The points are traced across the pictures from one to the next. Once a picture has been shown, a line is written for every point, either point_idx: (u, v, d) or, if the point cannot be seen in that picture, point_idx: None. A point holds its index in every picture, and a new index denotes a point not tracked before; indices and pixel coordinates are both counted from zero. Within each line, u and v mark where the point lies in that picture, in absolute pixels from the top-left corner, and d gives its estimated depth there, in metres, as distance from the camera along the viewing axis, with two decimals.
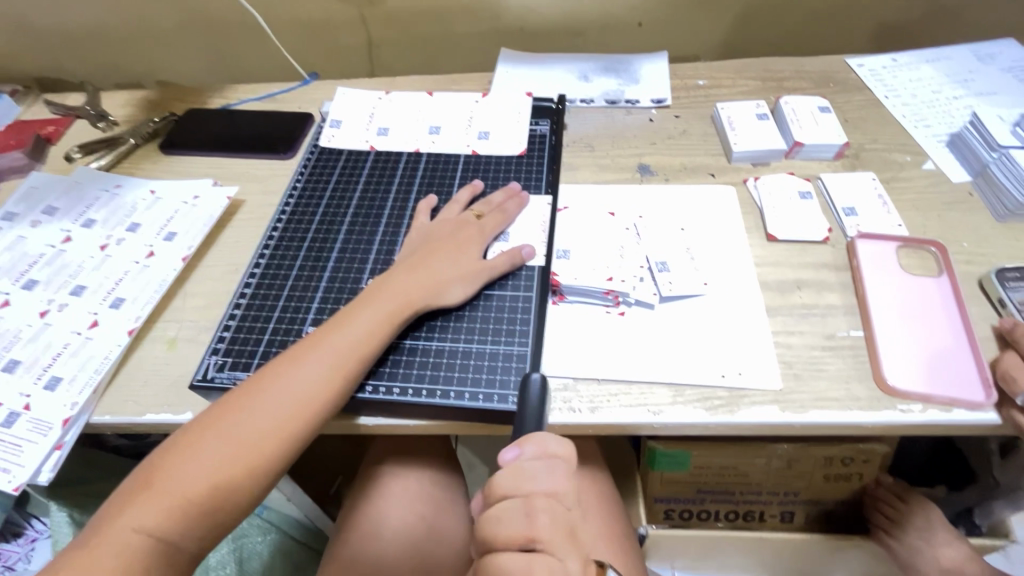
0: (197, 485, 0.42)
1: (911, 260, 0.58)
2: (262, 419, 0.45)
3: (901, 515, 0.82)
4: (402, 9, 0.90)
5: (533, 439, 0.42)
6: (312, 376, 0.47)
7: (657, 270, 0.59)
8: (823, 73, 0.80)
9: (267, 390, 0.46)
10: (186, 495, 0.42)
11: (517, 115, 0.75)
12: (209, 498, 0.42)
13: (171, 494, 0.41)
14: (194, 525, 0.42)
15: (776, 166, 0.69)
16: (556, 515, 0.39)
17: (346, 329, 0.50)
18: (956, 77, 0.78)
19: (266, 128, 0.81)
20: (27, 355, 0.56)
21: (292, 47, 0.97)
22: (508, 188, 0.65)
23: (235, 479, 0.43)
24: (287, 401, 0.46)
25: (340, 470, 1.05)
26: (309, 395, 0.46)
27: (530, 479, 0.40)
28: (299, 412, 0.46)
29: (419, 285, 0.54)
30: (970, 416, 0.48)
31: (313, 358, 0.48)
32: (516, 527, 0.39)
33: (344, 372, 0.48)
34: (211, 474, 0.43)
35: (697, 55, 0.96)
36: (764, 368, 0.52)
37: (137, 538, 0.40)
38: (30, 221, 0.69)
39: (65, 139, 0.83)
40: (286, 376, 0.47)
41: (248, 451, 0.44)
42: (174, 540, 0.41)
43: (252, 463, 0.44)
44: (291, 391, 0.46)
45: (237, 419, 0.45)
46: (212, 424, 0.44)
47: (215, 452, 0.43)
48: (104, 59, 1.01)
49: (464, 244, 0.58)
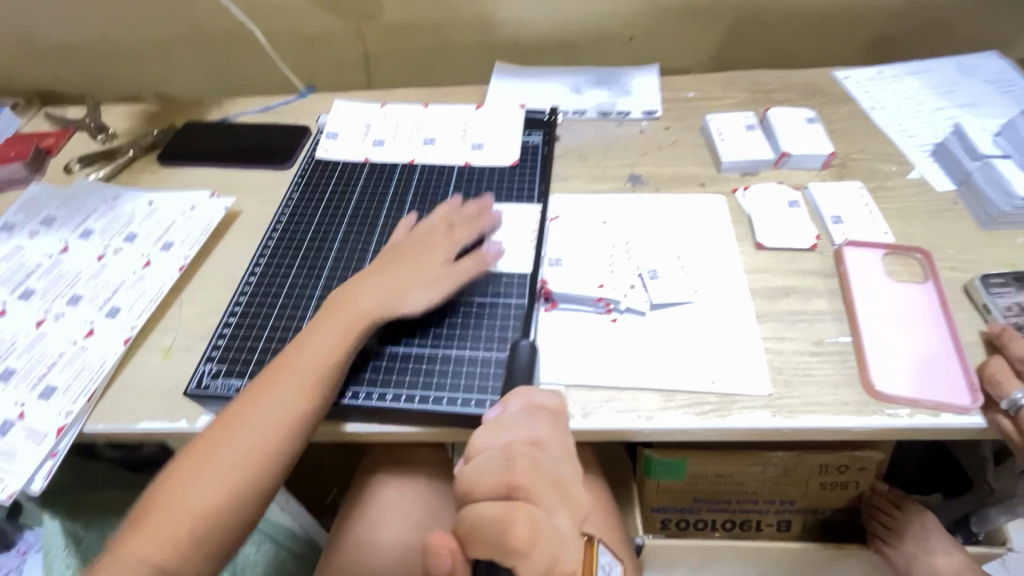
0: (189, 517, 0.44)
1: (898, 267, 0.59)
2: (240, 446, 0.46)
3: (898, 523, 0.83)
4: (399, 23, 0.92)
5: (516, 396, 0.41)
6: (281, 400, 0.48)
7: (648, 278, 0.59)
8: (810, 85, 0.82)
9: (241, 420, 0.48)
10: (179, 527, 0.44)
11: (511, 126, 0.76)
12: (203, 526, 0.44)
13: (166, 526, 0.44)
14: (191, 554, 0.44)
15: (764, 176, 0.70)
16: (540, 464, 0.34)
17: (308, 350, 0.50)
18: (940, 89, 0.80)
19: (264, 140, 0.82)
20: (23, 364, 0.57)
21: (291, 61, 0.99)
22: (479, 201, 0.63)
23: (225, 505, 0.45)
24: (262, 426, 0.47)
25: (336, 481, 1.05)
26: (280, 419, 0.48)
27: (509, 428, 0.37)
28: (273, 433, 0.47)
29: (379, 298, 0.54)
30: (957, 420, 0.49)
31: (281, 382, 0.49)
32: (494, 478, 0.34)
33: (309, 391, 0.49)
34: (202, 504, 0.45)
35: (687, 68, 0.98)
36: (753, 373, 0.53)
37: (136, 571, 0.42)
38: (28, 232, 0.70)
39: (64, 150, 0.84)
40: (256, 404, 0.48)
41: (231, 478, 0.46)
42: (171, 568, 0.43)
43: (237, 488, 0.46)
44: (262, 417, 0.47)
45: (215, 449, 0.46)
46: (193, 458, 0.46)
47: (202, 483, 0.45)
48: (106, 74, 1.03)
49: (428, 252, 0.58)
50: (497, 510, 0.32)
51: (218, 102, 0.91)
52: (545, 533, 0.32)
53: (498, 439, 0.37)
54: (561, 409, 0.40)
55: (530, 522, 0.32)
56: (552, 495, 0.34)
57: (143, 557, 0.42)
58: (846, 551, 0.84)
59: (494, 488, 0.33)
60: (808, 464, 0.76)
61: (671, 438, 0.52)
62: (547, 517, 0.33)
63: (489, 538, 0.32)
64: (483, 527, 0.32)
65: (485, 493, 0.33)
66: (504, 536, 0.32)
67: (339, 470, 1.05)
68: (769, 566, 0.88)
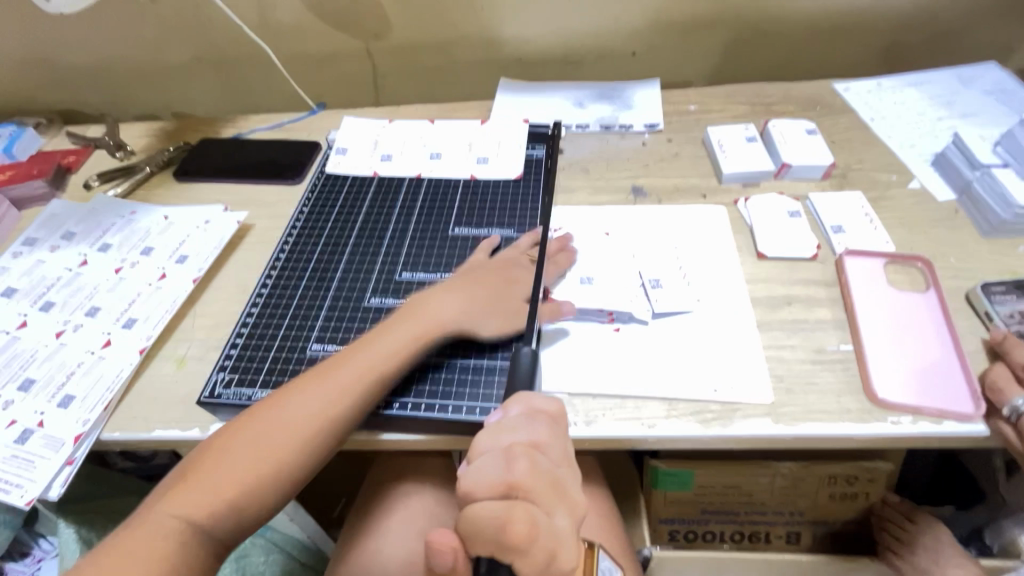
0: (227, 483, 0.43)
1: (899, 276, 0.60)
2: (288, 422, 0.47)
3: (910, 535, 0.82)
4: (406, 42, 0.95)
5: (518, 399, 0.40)
6: (337, 384, 0.49)
7: (650, 287, 0.60)
8: (811, 97, 0.83)
9: (294, 394, 0.48)
10: (218, 491, 0.43)
11: (515, 140, 0.78)
12: (238, 496, 0.44)
13: (207, 489, 0.43)
14: (223, 519, 0.43)
15: (765, 187, 0.71)
16: (538, 465, 0.35)
17: (375, 341, 0.52)
18: (940, 100, 0.80)
19: (275, 156, 0.84)
20: (42, 374, 0.58)
21: (302, 79, 1.02)
22: (561, 238, 0.64)
23: (261, 477, 0.45)
24: (309, 408, 0.47)
25: (344, 492, 1.05)
26: (334, 402, 0.48)
27: (509, 431, 0.37)
28: (322, 417, 0.47)
29: (453, 312, 0.55)
30: (960, 428, 0.49)
31: (339, 369, 0.50)
32: (493, 479, 0.34)
33: (369, 385, 0.50)
34: (241, 472, 0.44)
35: (689, 81, 0.99)
36: (755, 381, 0.53)
37: (171, 529, 0.41)
38: (49, 246, 0.72)
39: (84, 168, 0.87)
40: (312, 383, 0.49)
41: (274, 450, 0.45)
42: (206, 531, 0.42)
43: (276, 465, 0.45)
44: (316, 398, 0.48)
45: (265, 417, 0.47)
46: (242, 426, 0.46)
47: (246, 448, 0.45)
48: (125, 93, 1.06)
49: (506, 286, 0.57)
50: (497, 510, 0.32)
51: (232, 120, 0.93)
52: (544, 533, 0.33)
53: (498, 441, 0.37)
54: (561, 413, 0.40)
55: (529, 521, 0.33)
56: (550, 495, 0.34)
57: (182, 514, 0.42)
58: (857, 563, 0.82)
59: (493, 490, 0.34)
60: (816, 475, 0.75)
61: (674, 446, 0.53)
62: (547, 516, 0.34)
63: (489, 538, 0.32)
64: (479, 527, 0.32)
65: (485, 494, 0.33)
66: (503, 536, 0.32)
67: (347, 481, 1.06)
68: None
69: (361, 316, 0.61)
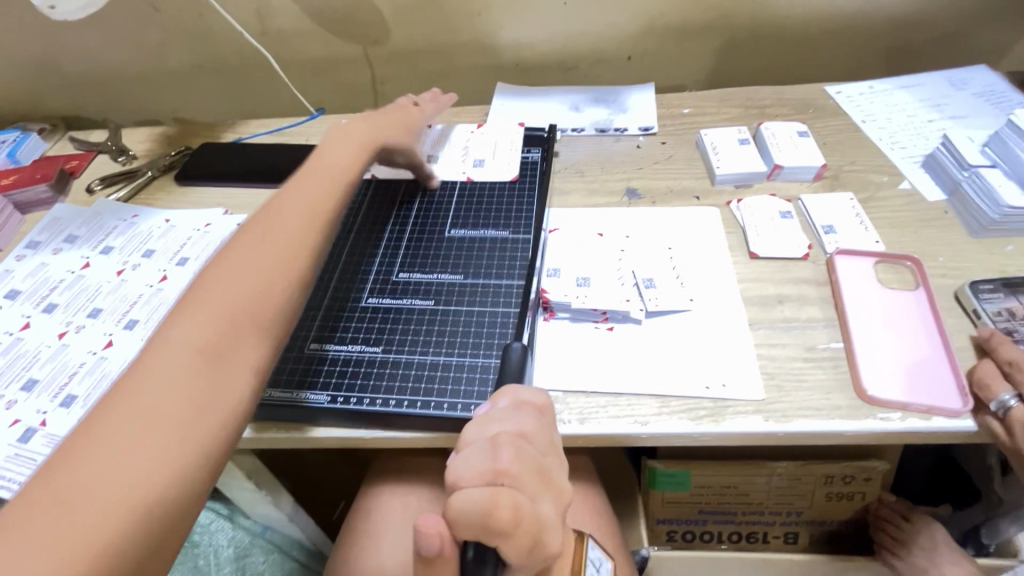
0: (232, 295, 0.45)
1: (888, 275, 0.61)
2: (265, 242, 0.49)
3: (905, 534, 0.82)
4: (405, 47, 0.96)
5: (505, 392, 0.42)
6: (302, 206, 0.54)
7: (644, 287, 0.61)
8: (803, 100, 0.84)
9: (257, 229, 0.51)
10: (226, 305, 0.44)
11: (510, 145, 0.80)
12: (248, 301, 0.45)
13: (211, 309, 0.43)
14: (244, 334, 0.43)
15: (757, 188, 0.72)
16: (523, 452, 0.35)
17: (324, 177, 0.58)
18: (930, 102, 0.81)
19: (275, 159, 0.85)
20: (45, 374, 0.59)
21: (301, 85, 1.03)
22: (439, 105, 0.79)
23: (267, 285, 0.47)
24: (286, 223, 0.52)
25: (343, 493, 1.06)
26: (303, 220, 0.53)
27: (496, 421, 0.38)
28: (300, 233, 0.51)
29: (374, 142, 0.66)
30: (947, 423, 0.49)
31: (293, 200, 0.54)
32: (479, 467, 0.34)
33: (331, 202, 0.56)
34: (243, 286, 0.46)
35: (684, 85, 1.01)
36: (747, 379, 0.54)
37: (188, 353, 0.40)
38: (52, 249, 0.73)
39: (87, 172, 0.88)
40: (273, 217, 0.52)
41: (271, 263, 0.48)
42: (228, 336, 0.42)
43: (279, 266, 0.48)
44: (284, 219, 0.52)
45: (241, 249, 0.49)
46: (223, 262, 0.48)
47: (239, 269, 0.47)
48: (127, 99, 1.08)
49: (406, 121, 0.73)
50: (482, 495, 0.32)
51: (232, 125, 0.95)
52: (528, 518, 0.33)
53: (485, 430, 0.38)
54: (548, 404, 0.42)
55: (514, 506, 0.33)
56: (535, 483, 0.35)
57: (192, 339, 0.41)
58: (854, 563, 0.83)
59: (480, 476, 0.34)
60: (813, 474, 0.76)
61: (667, 443, 0.53)
62: (531, 503, 0.34)
63: (474, 521, 0.32)
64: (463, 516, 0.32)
65: (472, 481, 0.33)
66: (488, 520, 0.32)
67: (345, 482, 1.07)
68: None
69: (358, 316, 0.61)
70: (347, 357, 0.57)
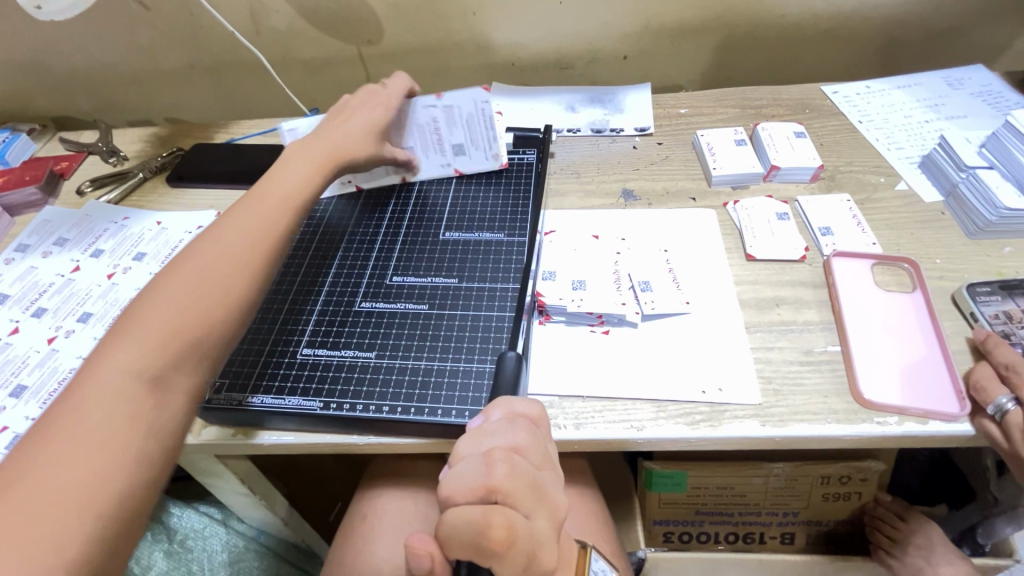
0: (173, 316, 0.42)
1: (885, 277, 0.61)
2: (210, 261, 0.47)
3: (902, 534, 0.82)
4: (399, 47, 0.95)
5: (497, 405, 0.41)
6: (251, 218, 0.51)
7: (640, 290, 0.61)
8: (800, 100, 0.84)
9: (203, 244, 0.48)
10: (167, 328, 0.42)
11: (489, 127, 0.78)
12: (192, 323, 0.43)
13: (152, 331, 0.41)
14: (186, 358, 0.42)
15: (754, 189, 0.72)
16: (518, 467, 0.35)
17: (272, 186, 0.55)
18: (927, 102, 0.81)
19: (268, 161, 0.84)
20: (34, 380, 0.58)
21: (295, 84, 1.02)
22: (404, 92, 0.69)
23: (211, 306, 0.44)
24: (234, 240, 0.49)
25: (339, 496, 1.05)
26: (253, 231, 0.50)
27: (490, 434, 0.38)
28: (250, 246, 0.49)
29: (333, 148, 0.62)
30: (945, 427, 0.49)
31: (245, 212, 0.52)
32: (473, 483, 0.34)
33: (281, 213, 0.53)
34: (185, 308, 0.43)
35: (681, 85, 1.00)
36: (744, 383, 0.53)
37: (125, 377, 0.39)
38: (41, 252, 0.72)
39: (77, 173, 0.87)
40: (222, 230, 0.50)
41: (215, 283, 0.45)
42: (171, 362, 0.41)
43: (227, 286, 0.46)
44: (236, 233, 0.49)
45: (184, 268, 0.46)
46: (161, 282, 0.45)
47: (179, 288, 0.44)
48: (119, 99, 1.07)
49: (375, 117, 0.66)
50: (476, 513, 0.33)
51: (225, 125, 0.94)
52: (522, 536, 0.33)
53: (477, 445, 0.37)
54: (542, 416, 0.42)
55: (507, 525, 0.33)
56: (530, 498, 0.34)
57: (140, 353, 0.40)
58: (851, 563, 0.83)
59: (474, 492, 0.33)
60: (809, 475, 0.76)
61: (663, 448, 0.53)
62: (525, 519, 0.34)
63: (467, 540, 0.32)
64: (457, 532, 0.32)
65: (465, 497, 0.33)
66: (481, 539, 0.32)
67: (340, 485, 1.06)
68: None
69: (352, 321, 0.61)
70: (340, 362, 0.57)
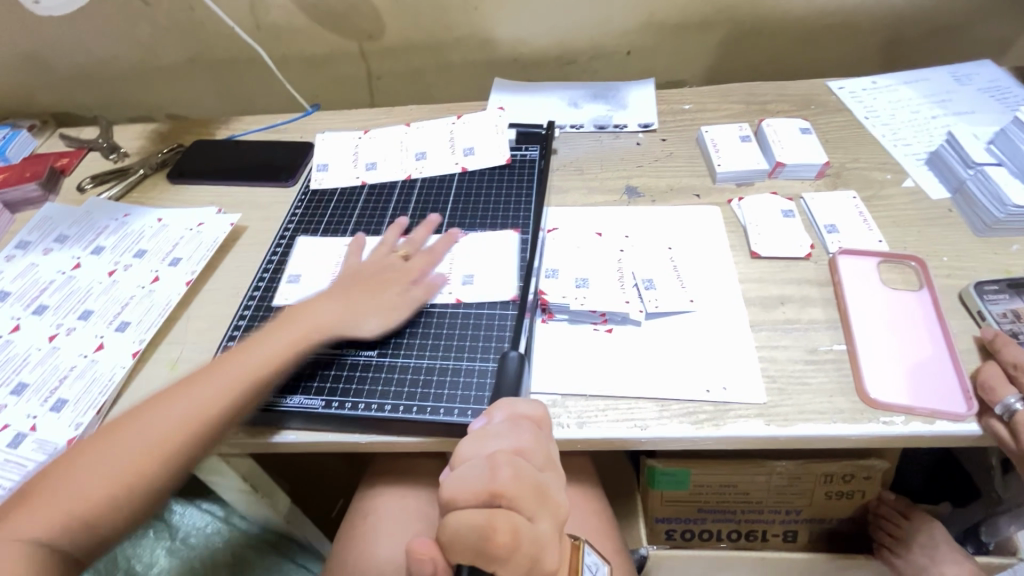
0: (82, 493, 0.44)
1: (892, 275, 0.60)
2: (145, 437, 0.47)
3: (906, 532, 0.82)
4: (401, 42, 0.95)
5: (500, 407, 0.41)
6: (205, 394, 0.50)
7: (644, 288, 0.60)
8: (805, 96, 0.83)
9: (154, 411, 0.49)
10: (66, 507, 0.43)
11: (495, 128, 0.79)
12: (94, 504, 0.44)
13: (53, 506, 0.43)
14: (131, 494, 0.46)
15: (759, 186, 0.71)
16: (522, 471, 0.35)
17: (245, 356, 0.53)
18: (934, 98, 0.80)
19: (269, 157, 0.84)
20: (35, 378, 0.58)
21: (296, 80, 1.02)
22: (428, 223, 0.67)
23: (121, 488, 0.45)
24: (175, 419, 0.49)
25: (342, 492, 1.05)
26: (196, 414, 0.49)
27: (493, 437, 0.38)
28: (203, 415, 0.49)
29: (330, 320, 0.56)
30: (951, 427, 0.49)
31: (206, 381, 0.51)
32: (476, 487, 0.34)
33: (235, 393, 0.51)
34: (96, 486, 0.45)
35: (685, 80, 0.99)
36: (748, 382, 0.53)
37: (73, 500, 0.44)
38: (42, 249, 0.72)
39: (77, 170, 0.87)
40: (181, 397, 0.50)
41: (132, 465, 0.46)
42: (55, 547, 0.42)
43: (144, 470, 0.46)
44: (184, 408, 0.49)
45: (123, 436, 0.47)
46: (100, 443, 0.47)
47: (106, 462, 0.46)
48: (120, 95, 1.06)
49: (387, 282, 0.60)
50: (480, 517, 0.32)
51: (226, 121, 0.93)
52: (527, 540, 0.33)
53: (480, 448, 0.37)
54: (544, 418, 0.41)
55: (511, 529, 0.32)
56: (534, 501, 0.34)
57: (96, 477, 0.45)
58: (854, 562, 0.82)
59: (477, 495, 0.33)
60: (812, 473, 0.75)
61: (667, 447, 0.53)
62: (528, 521, 0.33)
63: (470, 544, 0.32)
64: (461, 533, 0.32)
65: (468, 500, 0.33)
66: (485, 543, 0.32)
67: (342, 482, 1.06)
68: None
69: None
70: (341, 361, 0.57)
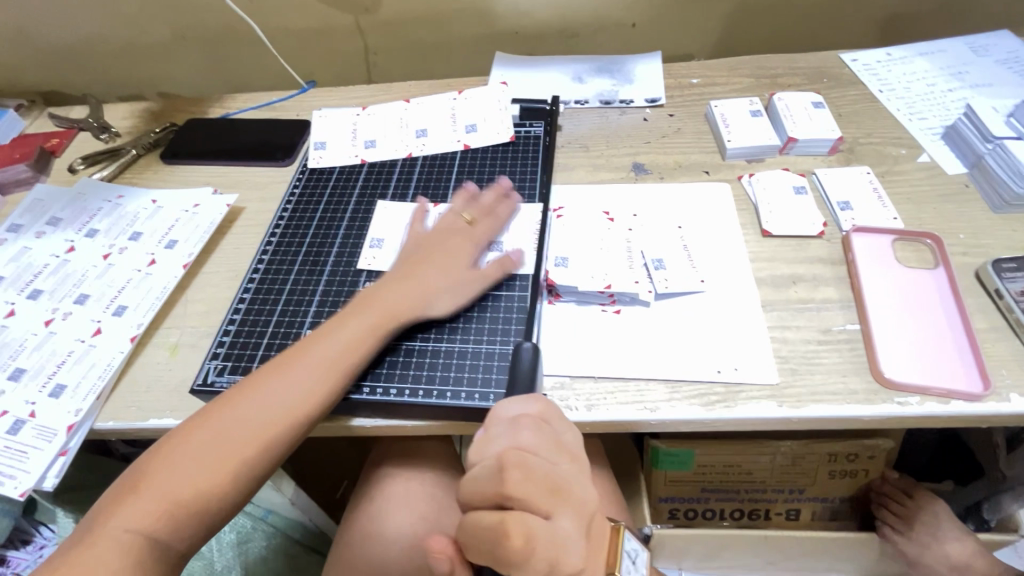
0: (187, 484, 0.43)
1: (907, 253, 0.58)
2: (241, 426, 0.46)
3: (909, 511, 0.80)
4: (397, 15, 0.91)
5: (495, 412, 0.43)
6: (299, 382, 0.48)
7: (653, 268, 0.58)
8: (817, 69, 0.80)
9: (248, 398, 0.47)
10: (175, 495, 0.43)
11: (499, 104, 0.76)
12: (197, 496, 0.43)
13: (160, 497, 0.42)
14: (229, 487, 0.44)
15: (770, 162, 0.69)
16: (531, 473, 0.38)
17: (330, 341, 0.50)
18: (950, 70, 0.78)
19: (265, 137, 0.82)
20: (33, 363, 0.57)
21: (291, 55, 0.98)
22: (496, 193, 0.64)
23: (224, 479, 0.44)
24: (273, 407, 0.47)
25: (345, 474, 1.05)
26: (293, 403, 0.47)
27: (495, 443, 0.41)
28: (298, 404, 0.47)
29: (408, 294, 0.54)
30: (969, 407, 0.48)
31: (295, 369, 0.48)
32: (487, 489, 0.38)
33: (327, 383, 0.48)
34: (199, 476, 0.43)
35: (692, 54, 0.96)
36: (759, 363, 0.52)
37: (170, 492, 0.43)
38: (34, 232, 0.70)
39: (68, 151, 0.84)
40: (271, 382, 0.48)
41: (229, 457, 0.45)
42: (162, 541, 0.42)
43: (242, 462, 0.45)
44: (277, 397, 0.47)
45: (219, 425, 0.45)
46: (195, 429, 0.45)
47: (202, 453, 0.44)
48: (109, 73, 1.03)
49: (456, 254, 0.57)
50: (493, 519, 0.37)
51: (219, 99, 0.91)
52: (541, 541, 0.37)
53: (487, 452, 0.40)
54: (542, 412, 0.43)
55: (523, 527, 0.36)
56: (547, 498, 0.38)
57: (195, 469, 0.44)
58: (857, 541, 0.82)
59: (488, 499, 0.38)
60: (816, 453, 0.74)
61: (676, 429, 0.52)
62: (545, 519, 0.38)
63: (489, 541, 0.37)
64: (480, 530, 0.37)
65: (482, 502, 0.38)
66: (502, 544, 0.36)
67: (346, 464, 1.06)
68: (775, 555, 0.87)
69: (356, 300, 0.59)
70: None
